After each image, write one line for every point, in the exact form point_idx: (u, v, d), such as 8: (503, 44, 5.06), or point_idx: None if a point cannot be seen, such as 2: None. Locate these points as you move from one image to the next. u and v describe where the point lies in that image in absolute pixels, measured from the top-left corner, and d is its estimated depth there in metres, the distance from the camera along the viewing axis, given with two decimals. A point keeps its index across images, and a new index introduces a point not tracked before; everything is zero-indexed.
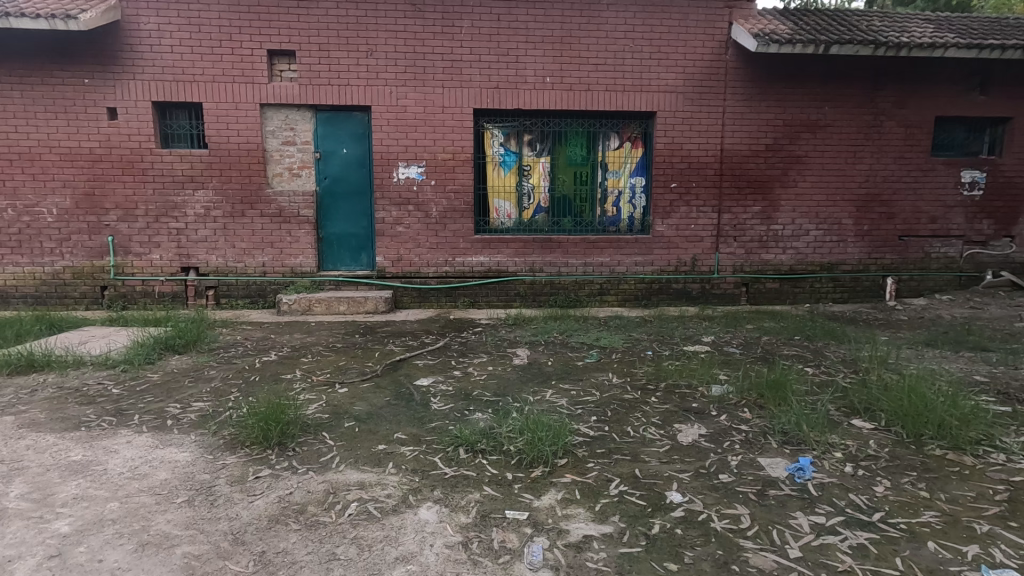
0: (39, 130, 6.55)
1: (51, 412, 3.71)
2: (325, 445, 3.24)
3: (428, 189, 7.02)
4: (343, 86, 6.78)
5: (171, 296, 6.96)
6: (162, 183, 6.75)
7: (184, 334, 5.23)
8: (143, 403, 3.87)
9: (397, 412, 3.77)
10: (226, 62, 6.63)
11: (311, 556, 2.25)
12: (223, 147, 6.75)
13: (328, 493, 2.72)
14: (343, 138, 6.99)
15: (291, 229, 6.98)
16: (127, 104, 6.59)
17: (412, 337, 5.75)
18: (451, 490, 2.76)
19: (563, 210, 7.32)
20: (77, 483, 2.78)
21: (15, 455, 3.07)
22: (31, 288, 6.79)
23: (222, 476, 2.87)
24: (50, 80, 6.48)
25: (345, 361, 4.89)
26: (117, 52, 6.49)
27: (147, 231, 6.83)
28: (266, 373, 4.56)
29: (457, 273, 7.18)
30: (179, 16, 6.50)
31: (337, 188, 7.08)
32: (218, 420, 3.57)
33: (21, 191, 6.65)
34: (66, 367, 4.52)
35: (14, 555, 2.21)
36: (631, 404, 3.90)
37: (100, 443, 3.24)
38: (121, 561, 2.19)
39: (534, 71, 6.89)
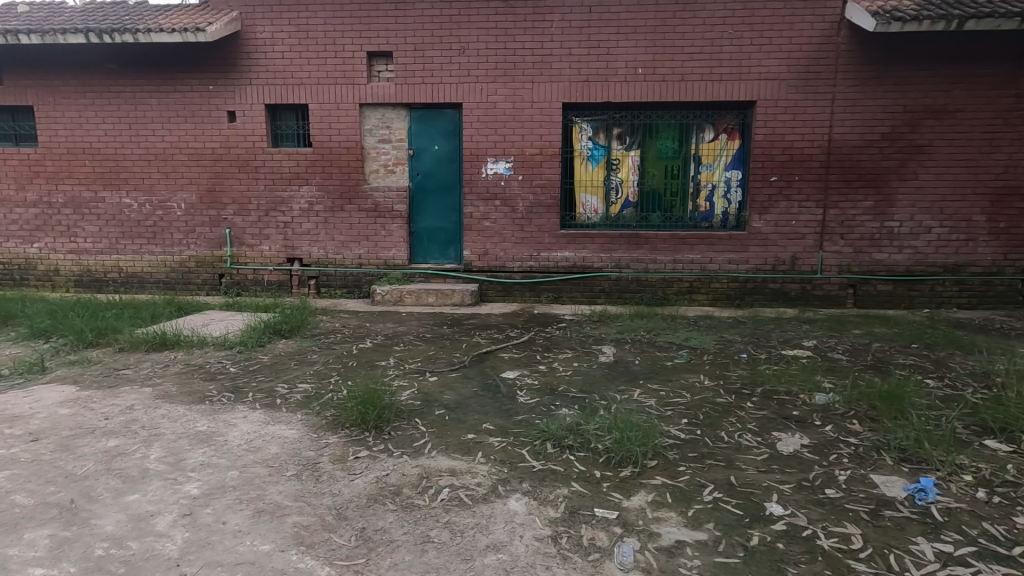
0: (172, 133, 7.31)
1: (180, 385, 4.14)
2: (417, 431, 3.37)
3: (516, 184, 7.08)
4: (436, 85, 6.99)
5: (278, 284, 7.54)
6: (272, 180, 7.30)
7: (290, 321, 5.65)
8: (256, 382, 4.22)
9: (484, 403, 3.85)
10: (330, 66, 7.04)
11: (407, 536, 2.35)
12: (325, 145, 7.19)
13: (422, 477, 2.82)
14: (435, 135, 7.23)
15: (384, 223, 7.31)
16: (244, 108, 7.18)
17: (498, 330, 5.84)
18: (539, 484, 2.78)
19: (652, 206, 7.12)
20: (203, 451, 3.08)
21: (152, 422, 3.46)
22: (163, 274, 7.62)
23: (325, 454, 3.07)
24: (181, 88, 7.20)
25: (434, 351, 5.06)
26: (237, 60, 7.09)
27: (258, 224, 7.42)
28: (363, 359, 4.82)
29: (542, 268, 7.19)
30: (290, 24, 6.99)
31: (428, 184, 7.33)
32: (320, 401, 3.83)
33: (156, 188, 7.45)
34: (192, 346, 5.02)
35: (155, 511, 2.49)
36: (724, 408, 3.73)
37: (221, 416, 3.58)
38: (240, 524, 2.40)
39: (625, 62, 6.74)
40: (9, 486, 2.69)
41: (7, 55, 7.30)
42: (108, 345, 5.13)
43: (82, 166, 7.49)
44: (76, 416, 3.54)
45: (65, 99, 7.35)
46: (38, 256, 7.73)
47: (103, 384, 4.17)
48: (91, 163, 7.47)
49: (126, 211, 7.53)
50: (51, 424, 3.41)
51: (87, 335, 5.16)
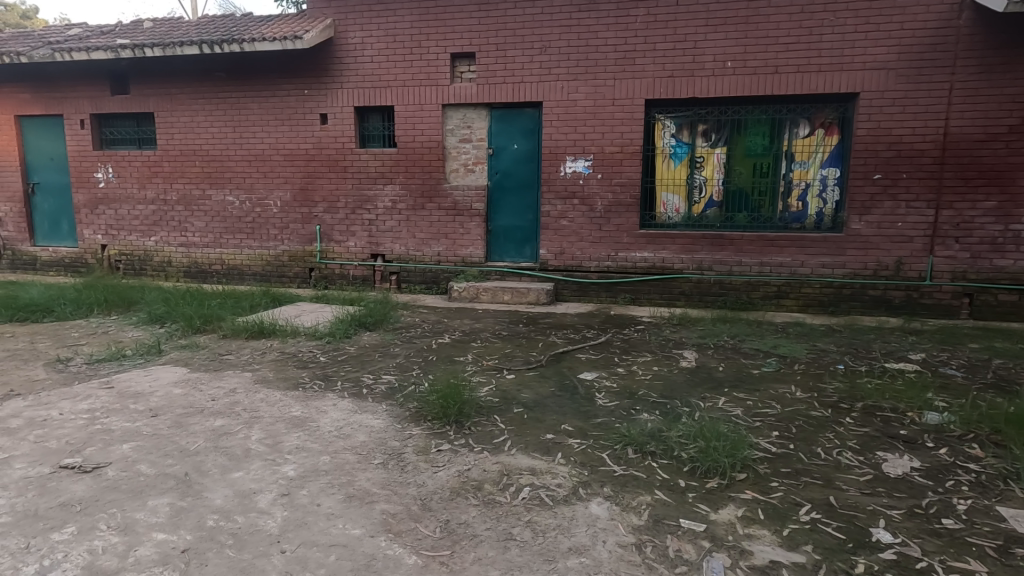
0: (271, 136, 7.82)
1: (277, 372, 4.43)
2: (497, 428, 3.40)
3: (594, 183, 6.99)
4: (517, 84, 7.03)
5: (362, 279, 7.88)
6: (360, 179, 7.64)
7: (374, 314, 5.89)
8: (345, 371, 4.43)
9: (562, 403, 3.82)
10: (415, 68, 7.26)
11: (490, 531, 2.37)
12: (409, 145, 7.42)
13: (502, 474, 2.85)
14: (514, 134, 7.28)
15: (463, 221, 7.45)
16: (335, 111, 7.56)
17: (574, 330, 5.79)
18: (621, 489, 2.72)
19: (738, 205, 6.79)
20: (298, 435, 3.27)
21: (252, 405, 3.72)
22: (260, 267, 8.18)
23: (409, 445, 3.16)
24: (279, 93, 7.69)
25: (511, 349, 5.08)
26: (329, 65, 7.47)
27: (346, 221, 7.79)
28: (442, 354, 4.93)
29: (619, 268, 7.06)
30: (379, 29, 7.28)
31: (506, 182, 7.40)
32: (403, 393, 3.95)
33: (255, 186, 8.00)
34: (286, 335, 5.35)
35: (257, 488, 2.67)
36: (819, 422, 3.49)
37: (313, 402, 3.79)
38: (333, 508, 2.51)
39: (713, 56, 6.46)
40: (134, 456, 2.98)
41: (134, 67, 8.10)
42: (213, 332, 5.57)
43: (193, 167, 8.17)
44: (188, 396, 3.87)
45: (181, 106, 8.05)
46: (155, 248, 8.54)
47: (209, 367, 4.54)
48: (200, 164, 8.14)
49: (230, 208, 8.15)
50: (166, 402, 3.75)
51: (196, 322, 5.63)
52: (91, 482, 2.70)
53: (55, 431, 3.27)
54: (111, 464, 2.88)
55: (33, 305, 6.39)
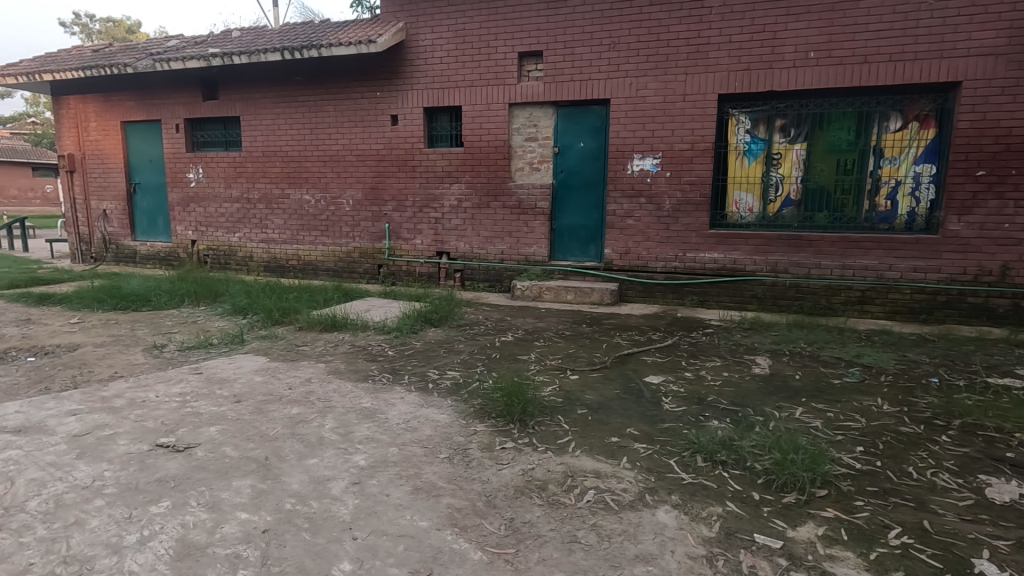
0: (344, 137, 8.15)
1: (348, 364, 4.61)
2: (560, 428, 3.38)
3: (663, 181, 6.80)
4: (585, 81, 6.95)
5: (428, 276, 8.05)
6: (427, 178, 7.82)
7: (439, 311, 6.01)
8: (412, 366, 4.54)
9: (627, 406, 3.74)
10: (483, 68, 7.34)
11: (554, 533, 2.35)
12: (476, 144, 7.51)
13: (566, 476, 2.82)
14: (581, 131, 7.21)
15: (527, 220, 7.46)
16: (405, 112, 7.77)
17: (639, 332, 5.66)
18: (690, 498, 2.63)
19: (818, 204, 6.40)
20: (368, 426, 3.39)
21: (326, 395, 3.88)
22: (332, 263, 8.55)
23: (474, 441, 3.20)
24: (354, 95, 7.98)
25: (575, 349, 5.04)
26: (401, 67, 7.68)
27: (413, 219, 8.00)
28: (506, 352, 4.96)
29: (687, 269, 6.83)
30: (448, 31, 7.41)
31: (572, 181, 7.34)
32: (467, 390, 4.01)
33: (330, 186, 8.36)
34: (357, 329, 5.55)
35: (331, 476, 2.79)
36: (910, 439, 3.23)
37: (382, 395, 3.91)
38: (401, 499, 2.58)
39: (794, 46, 6.13)
40: (221, 438, 3.18)
41: (223, 74, 8.66)
42: (290, 324, 5.87)
43: (273, 167, 8.65)
44: (268, 383, 4.10)
45: (264, 110, 8.54)
46: (239, 244, 9.11)
47: (287, 357, 4.78)
48: (280, 164, 8.60)
49: (306, 206, 8.55)
50: (248, 389, 3.98)
51: (275, 314, 5.96)
52: (183, 461, 2.90)
53: (152, 411, 3.55)
54: (200, 445, 3.09)
55: (134, 295, 6.97)
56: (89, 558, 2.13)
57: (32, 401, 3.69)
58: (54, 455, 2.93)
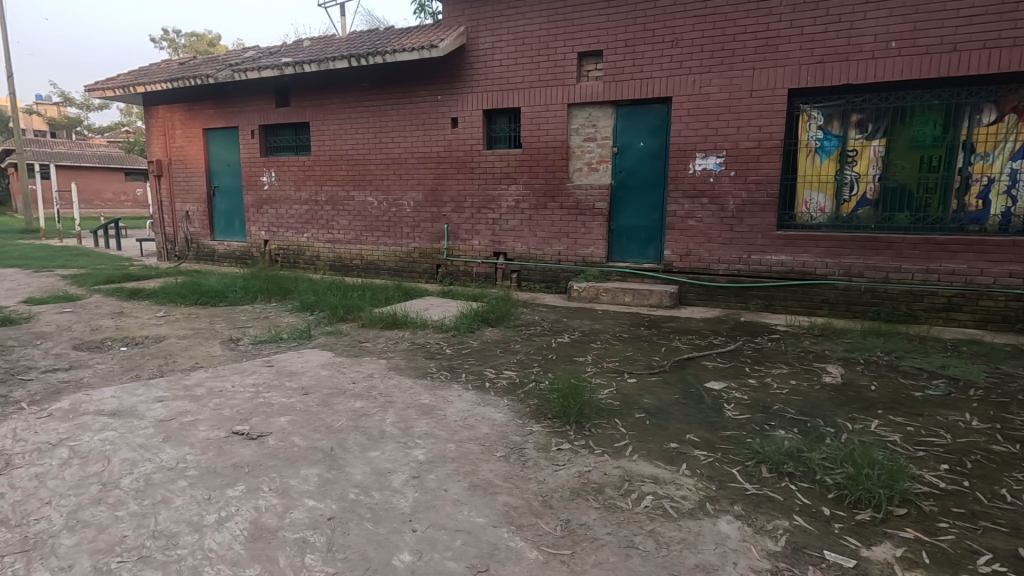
0: (407, 141, 8.38)
1: (407, 361, 4.73)
2: (617, 432, 3.34)
3: (727, 181, 6.58)
4: (645, 79, 6.83)
5: (485, 276, 8.13)
6: (486, 179, 7.91)
7: (496, 311, 6.08)
8: (469, 365, 4.61)
9: (687, 412, 3.64)
10: (542, 69, 7.36)
11: (611, 537, 2.33)
12: (534, 145, 7.53)
13: (624, 480, 2.78)
14: (641, 131, 7.09)
15: (585, 220, 7.40)
16: (465, 115, 7.90)
17: (699, 336, 5.50)
18: (754, 509, 2.53)
19: (898, 204, 6.00)
20: (427, 422, 3.46)
21: (387, 390, 4.01)
22: (393, 263, 8.80)
23: (530, 441, 3.21)
24: (416, 99, 8.20)
25: (632, 352, 4.96)
26: (461, 71, 7.82)
27: (471, 220, 8.11)
28: (562, 353, 4.94)
29: (752, 272, 6.57)
30: (508, 33, 7.48)
31: (631, 181, 7.23)
32: (524, 390, 4.02)
33: (392, 188, 8.62)
34: (416, 327, 5.70)
35: (391, 468, 2.87)
36: (1002, 459, 2.97)
37: (440, 392, 3.99)
38: (459, 495, 2.63)
39: (873, 36, 5.78)
40: (290, 428, 3.35)
41: (295, 82, 9.12)
42: (353, 321, 6.10)
43: (339, 171, 9.02)
44: (333, 377, 4.28)
45: (332, 115, 8.91)
46: (307, 244, 9.54)
47: (350, 353, 4.97)
48: (346, 168, 8.95)
49: (369, 208, 8.85)
50: (315, 382, 4.17)
51: (339, 312, 6.21)
52: (256, 448, 3.08)
53: (228, 400, 3.78)
54: (271, 434, 3.26)
55: (212, 291, 7.45)
56: (174, 534, 2.29)
57: (125, 387, 4.02)
58: (144, 437, 3.18)
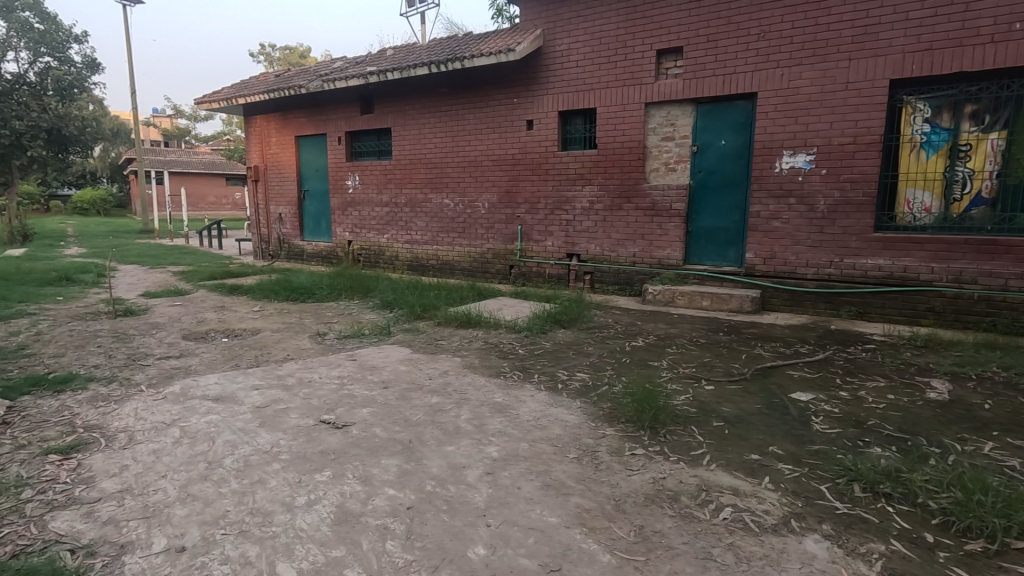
0: (483, 144, 8.55)
1: (481, 359, 4.83)
2: (694, 439, 3.24)
3: (817, 179, 6.19)
4: (728, 75, 6.58)
5: (557, 278, 8.13)
6: (560, 181, 7.90)
7: (569, 312, 6.08)
8: (542, 365, 4.64)
9: (770, 423, 3.47)
10: (619, 69, 7.26)
11: (687, 547, 2.27)
12: (609, 145, 7.45)
13: (701, 489, 2.70)
14: (723, 129, 6.83)
15: (661, 222, 7.22)
16: (540, 116, 7.95)
17: (784, 343, 5.21)
18: (845, 530, 2.37)
19: (1021, 203, 5.40)
20: (501, 420, 3.52)
21: (462, 388, 4.12)
22: (468, 263, 9.00)
23: (603, 444, 3.19)
24: (492, 103, 8.35)
25: (710, 358, 4.79)
26: (537, 73, 7.88)
27: (544, 221, 8.14)
28: (636, 357, 4.86)
29: (845, 277, 6.13)
30: (585, 34, 7.44)
31: (711, 181, 6.97)
32: (597, 392, 4.00)
33: (468, 190, 8.82)
34: (490, 326, 5.81)
35: (466, 464, 2.95)
36: None
37: (513, 392, 4.05)
38: (532, 493, 2.65)
39: (992, 18, 5.25)
40: (372, 420, 3.52)
41: (378, 90, 9.56)
42: (430, 319, 6.31)
43: (418, 174, 9.35)
44: (411, 373, 4.46)
45: (412, 121, 9.26)
46: (387, 244, 9.96)
47: (427, 350, 5.15)
48: (424, 171, 9.27)
49: (446, 210, 9.10)
50: (394, 377, 4.36)
51: (417, 310, 6.45)
52: (341, 437, 3.26)
53: (316, 391, 4.03)
54: (355, 424, 3.44)
55: (302, 288, 7.96)
56: (269, 512, 2.48)
57: (227, 375, 4.38)
58: (243, 421, 3.46)
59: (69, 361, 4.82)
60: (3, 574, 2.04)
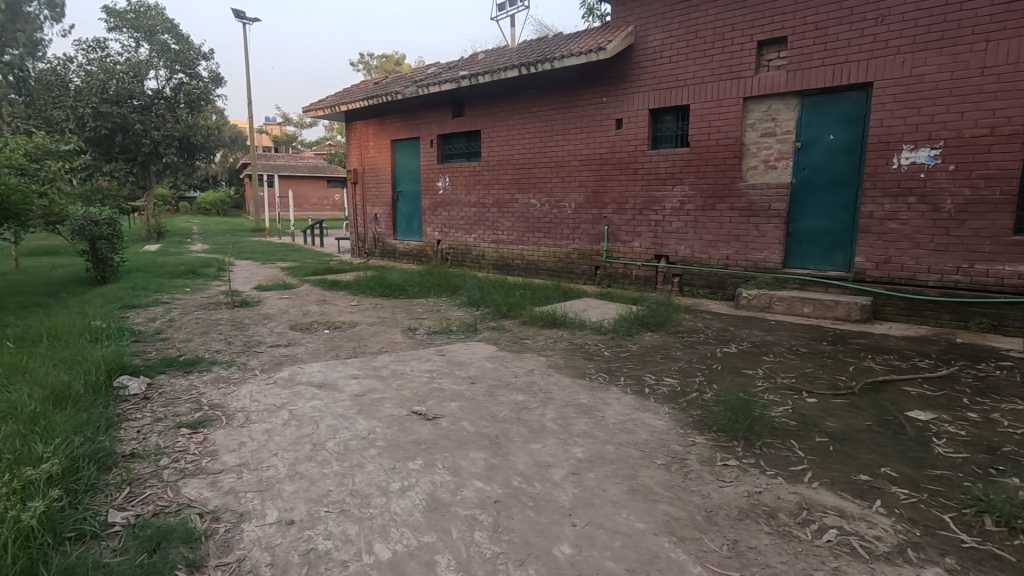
0: (571, 144, 8.54)
1: (566, 360, 4.84)
2: (795, 454, 3.04)
3: (942, 176, 5.60)
4: (839, 64, 6.12)
5: (644, 280, 7.93)
6: (649, 180, 7.71)
7: (657, 315, 5.93)
8: (628, 368, 4.56)
9: (882, 442, 3.18)
10: (716, 63, 6.96)
11: (786, 567, 2.14)
12: (702, 143, 7.17)
13: (801, 507, 2.54)
14: (831, 122, 6.34)
15: (759, 223, 6.84)
16: (630, 115, 7.80)
17: (899, 356, 4.75)
18: (974, 566, 2.13)
19: None
20: (586, 421, 3.51)
21: (547, 387, 4.14)
22: (553, 263, 9.01)
23: (693, 453, 3.08)
24: (582, 102, 8.31)
25: (813, 368, 4.48)
26: (628, 71, 7.74)
27: (632, 221, 7.98)
28: (729, 364, 4.64)
29: (975, 285, 5.49)
30: (680, 28, 7.21)
31: (816, 179, 6.51)
32: (686, 399, 3.87)
33: (554, 190, 8.84)
34: (575, 327, 5.79)
35: (551, 462, 2.97)
36: None
37: (599, 393, 4.01)
38: (618, 497, 2.62)
39: None
40: (460, 413, 3.64)
41: (469, 94, 9.83)
42: (515, 318, 6.39)
43: (506, 175, 9.50)
44: (497, 370, 4.55)
45: (501, 123, 9.43)
46: (474, 244, 10.21)
47: (513, 348, 5.23)
48: (512, 172, 9.41)
49: (533, 210, 9.18)
50: (481, 373, 4.47)
51: (503, 309, 6.57)
52: (431, 428, 3.40)
53: (407, 383, 4.23)
54: (444, 417, 3.57)
55: (394, 285, 8.38)
56: (367, 495, 2.64)
57: (328, 365, 4.70)
58: (343, 408, 3.70)
59: (196, 346, 5.40)
60: (147, 530, 2.32)
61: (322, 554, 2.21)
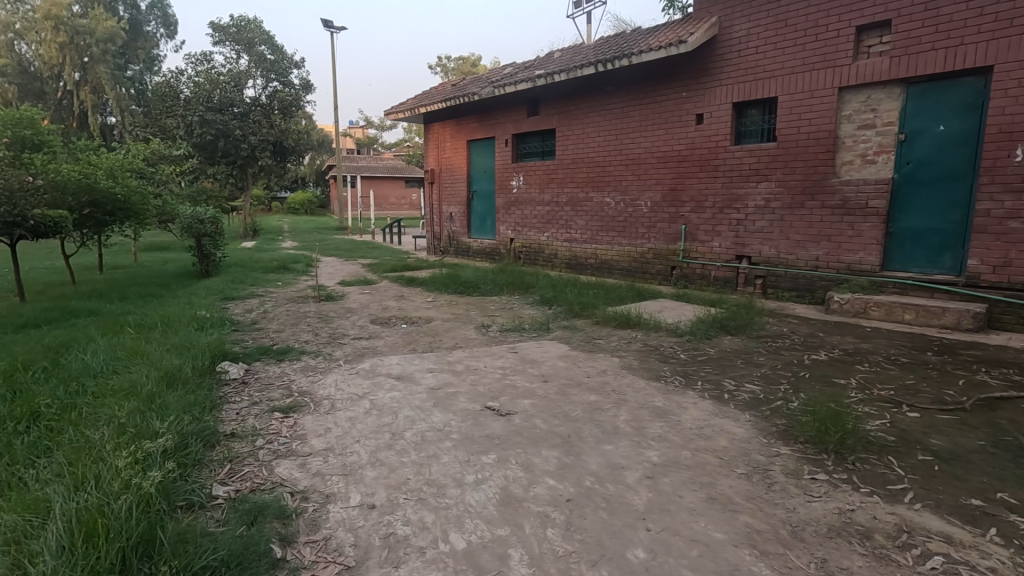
0: (647, 141, 8.34)
1: (641, 361, 4.73)
2: (893, 472, 2.81)
3: None
4: (953, 47, 5.58)
5: (724, 281, 7.60)
6: (731, 178, 7.39)
7: (737, 318, 5.68)
8: (706, 372, 4.40)
9: (998, 464, 2.88)
10: (808, 51, 6.55)
11: None
12: (791, 138, 6.78)
13: (901, 530, 2.35)
14: (942, 112, 5.79)
15: (854, 221, 6.37)
16: (712, 109, 7.50)
17: (1020, 371, 4.27)
18: None
19: None
20: (661, 425, 3.42)
21: (621, 388, 4.08)
22: (627, 262, 8.84)
23: (777, 464, 2.92)
24: (660, 98, 8.10)
25: (915, 380, 4.12)
26: (711, 64, 7.45)
27: (711, 220, 7.67)
28: (817, 372, 4.36)
29: None
30: (768, 16, 6.85)
31: (922, 174, 5.96)
32: (770, 407, 3.68)
33: (630, 188, 8.67)
34: (650, 328, 5.66)
35: (625, 465, 2.92)
36: None
37: (675, 397, 3.89)
38: (695, 504, 2.54)
39: None
40: (532, 411, 3.66)
41: (545, 93, 9.84)
42: (588, 318, 6.33)
43: (580, 173, 9.43)
44: (570, 369, 4.53)
45: (576, 121, 9.37)
46: (546, 243, 10.22)
47: (586, 348, 5.19)
48: (586, 171, 9.33)
49: (607, 209, 9.05)
50: (553, 372, 4.48)
51: (576, 308, 6.53)
52: (505, 424, 3.45)
53: (481, 379, 4.31)
54: (517, 413, 3.61)
55: (468, 283, 8.56)
56: (443, 485, 2.72)
57: (406, 358, 4.88)
58: (420, 400, 3.83)
59: (287, 336, 5.79)
60: (245, 504, 2.53)
61: (401, 538, 2.31)
